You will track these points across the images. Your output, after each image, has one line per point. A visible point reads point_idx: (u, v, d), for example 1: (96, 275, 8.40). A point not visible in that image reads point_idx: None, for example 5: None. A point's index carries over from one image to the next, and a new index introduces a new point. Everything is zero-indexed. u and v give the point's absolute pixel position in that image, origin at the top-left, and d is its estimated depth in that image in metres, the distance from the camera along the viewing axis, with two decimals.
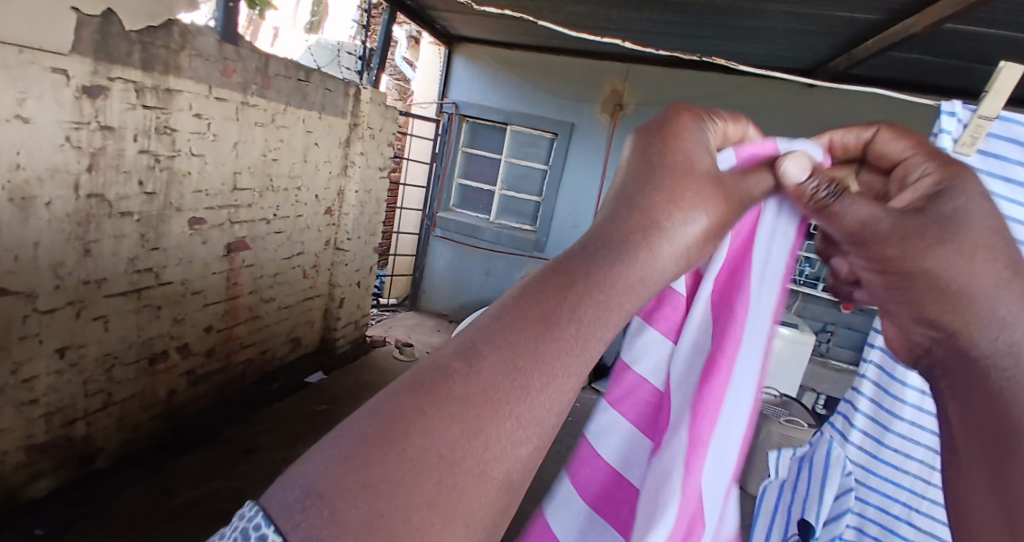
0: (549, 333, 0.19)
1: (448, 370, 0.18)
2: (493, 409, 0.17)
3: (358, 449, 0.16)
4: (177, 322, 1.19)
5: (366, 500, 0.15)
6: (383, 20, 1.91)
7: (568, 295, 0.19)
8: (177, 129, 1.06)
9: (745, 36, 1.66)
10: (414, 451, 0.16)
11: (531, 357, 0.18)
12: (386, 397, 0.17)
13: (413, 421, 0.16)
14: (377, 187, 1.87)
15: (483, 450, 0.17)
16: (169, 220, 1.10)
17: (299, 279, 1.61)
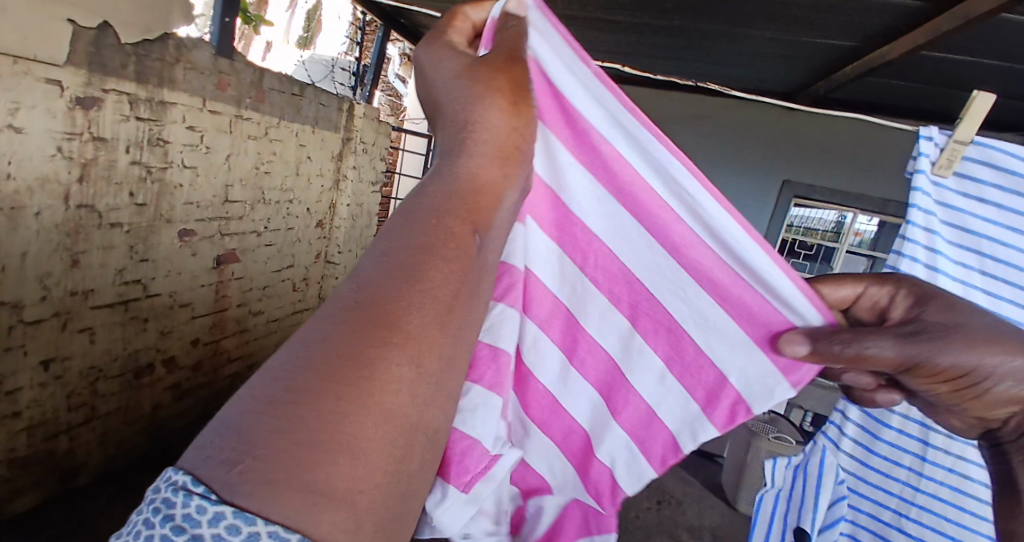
0: (416, 249, 0.25)
1: (349, 299, 0.24)
2: (371, 328, 0.22)
3: (270, 388, 0.21)
4: (163, 334, 1.18)
5: (283, 408, 0.20)
6: (377, 37, 1.94)
7: (422, 245, 0.25)
8: (170, 140, 1.06)
9: (730, 60, 1.71)
10: (318, 359, 0.22)
11: (395, 288, 0.24)
12: (296, 343, 0.23)
13: (317, 341, 0.22)
14: (369, 201, 1.88)
15: (365, 357, 0.22)
16: (159, 232, 1.09)
17: (288, 293, 1.60)
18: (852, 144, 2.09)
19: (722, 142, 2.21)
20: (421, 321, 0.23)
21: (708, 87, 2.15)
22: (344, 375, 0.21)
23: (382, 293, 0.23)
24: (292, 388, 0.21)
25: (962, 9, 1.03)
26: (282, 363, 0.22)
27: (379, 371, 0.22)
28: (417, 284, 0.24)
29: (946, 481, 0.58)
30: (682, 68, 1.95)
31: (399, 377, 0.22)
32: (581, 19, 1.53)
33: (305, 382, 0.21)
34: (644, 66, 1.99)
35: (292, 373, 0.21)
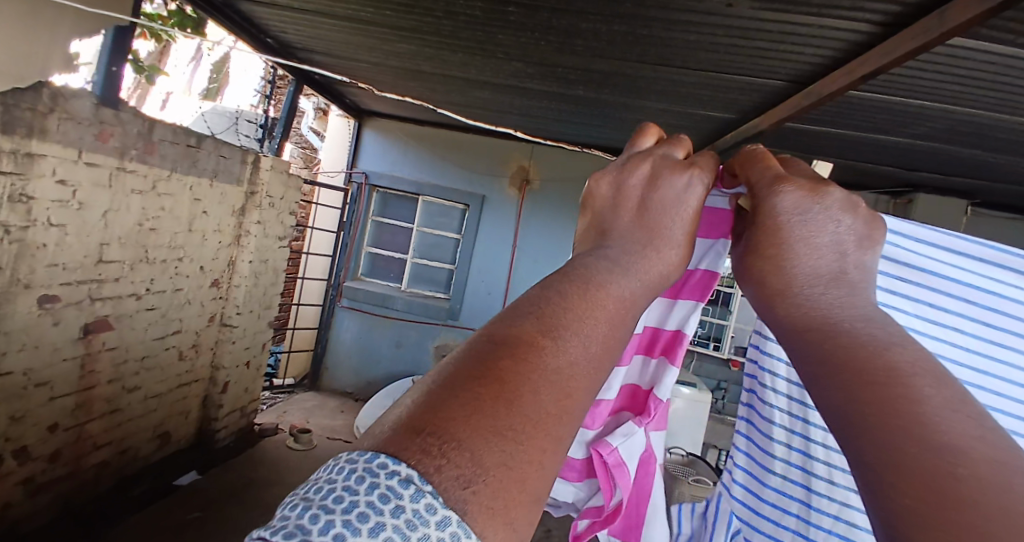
0: (597, 302, 0.27)
1: (538, 333, 0.24)
2: (558, 378, 0.23)
3: (486, 402, 0.21)
4: (13, 421, 1.00)
5: (498, 441, 0.20)
6: (288, 91, 1.90)
7: (592, 298, 0.27)
8: (36, 197, 0.95)
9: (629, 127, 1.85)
10: (532, 405, 0.22)
11: (569, 334, 0.25)
12: (491, 351, 0.23)
13: (526, 381, 0.22)
14: (275, 257, 1.77)
15: (543, 400, 0.23)
16: (15, 300, 0.95)
17: (173, 362, 1.44)
18: None
19: None
20: (586, 380, 0.25)
21: (614, 148, 2.30)
22: (534, 418, 0.22)
23: (555, 325, 0.25)
24: (490, 414, 0.21)
25: (818, 89, 1.20)
26: (461, 377, 0.22)
27: (556, 418, 0.23)
28: (592, 341, 0.26)
29: (834, 534, 0.45)
30: (590, 133, 2.08)
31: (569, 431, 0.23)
32: (494, 84, 1.60)
33: (493, 395, 0.22)
34: (554, 129, 2.11)
35: (486, 394, 0.21)
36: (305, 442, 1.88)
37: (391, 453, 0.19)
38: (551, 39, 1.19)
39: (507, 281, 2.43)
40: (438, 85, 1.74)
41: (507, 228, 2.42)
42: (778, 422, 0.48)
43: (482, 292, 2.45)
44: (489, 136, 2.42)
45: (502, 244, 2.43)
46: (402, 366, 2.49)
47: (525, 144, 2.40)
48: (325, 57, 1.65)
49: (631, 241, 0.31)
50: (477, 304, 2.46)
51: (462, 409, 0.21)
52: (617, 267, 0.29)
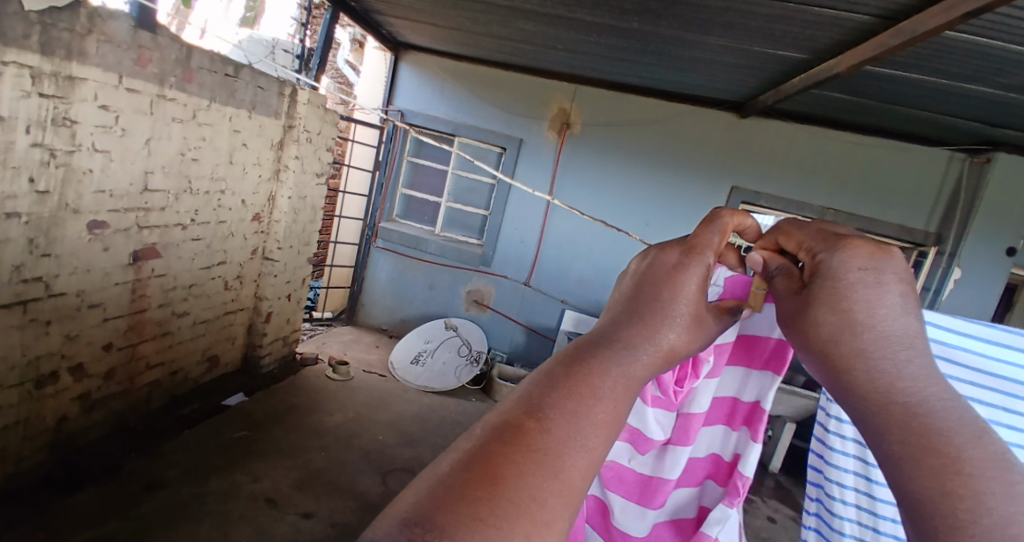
0: (590, 393, 0.28)
1: (527, 426, 0.26)
2: (546, 468, 0.25)
3: (468, 490, 0.23)
4: (69, 339, 1.05)
5: (478, 530, 0.22)
6: (325, 20, 1.84)
7: (586, 380, 0.29)
8: (79, 121, 0.94)
9: (684, 66, 1.72)
10: (515, 492, 0.24)
11: (563, 419, 0.27)
12: (485, 441, 0.25)
13: (509, 468, 0.24)
14: (313, 194, 1.77)
15: (535, 492, 0.24)
16: (64, 223, 0.97)
17: (218, 292, 1.48)
18: (799, 151, 2.15)
19: (675, 146, 2.23)
20: (580, 468, 0.26)
21: (664, 90, 2.16)
22: (524, 511, 0.24)
23: (548, 415, 0.27)
24: (481, 506, 0.23)
25: (909, 26, 1.07)
26: (457, 467, 0.24)
27: (548, 502, 0.24)
28: (588, 434, 0.27)
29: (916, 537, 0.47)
30: (638, 73, 1.94)
31: (562, 519, 0.25)
32: (541, 15, 1.50)
33: (474, 486, 0.23)
34: (600, 68, 1.98)
35: (478, 487, 0.23)
36: (342, 375, 1.95)
37: (377, 533, 0.21)
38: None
39: (543, 228, 2.38)
40: (480, 15, 1.64)
41: (545, 174, 2.35)
42: (847, 486, 0.49)
43: (515, 239, 2.41)
44: (530, 75, 2.30)
45: (537, 191, 2.36)
46: (436, 308, 2.52)
47: (568, 84, 2.28)
48: None
49: (623, 330, 0.32)
50: (511, 250, 2.42)
51: (452, 500, 0.22)
52: (619, 365, 0.30)
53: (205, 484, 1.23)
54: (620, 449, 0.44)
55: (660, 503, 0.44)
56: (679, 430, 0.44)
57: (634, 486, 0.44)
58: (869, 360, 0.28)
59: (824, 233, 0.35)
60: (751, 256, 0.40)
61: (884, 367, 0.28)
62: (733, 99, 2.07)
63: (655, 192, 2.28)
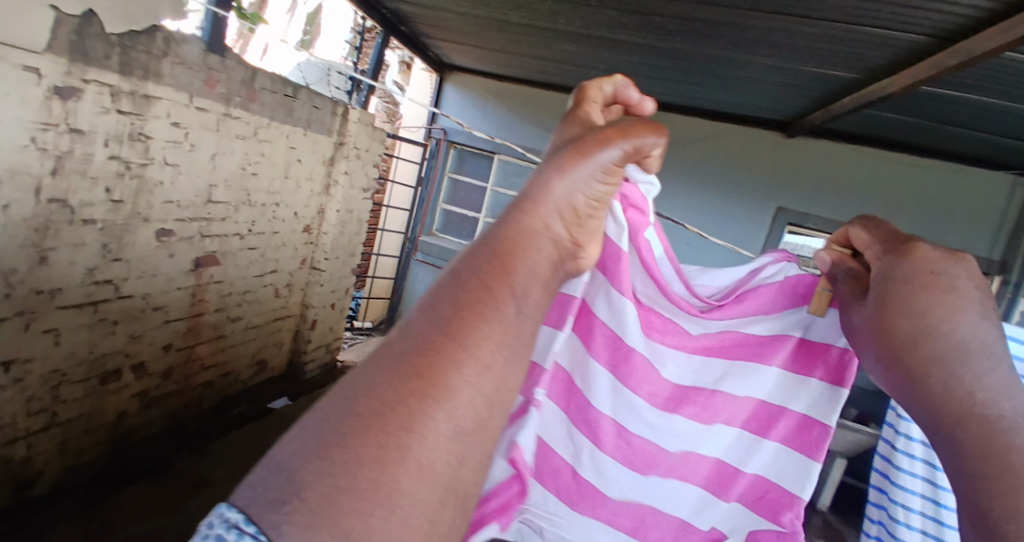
0: (474, 305, 0.29)
1: (400, 359, 0.27)
2: (416, 390, 0.26)
3: (328, 435, 0.25)
4: (133, 339, 1.12)
5: (330, 468, 0.24)
6: (376, 45, 1.94)
7: (474, 295, 0.29)
8: (152, 136, 1.02)
9: (730, 86, 1.71)
10: (380, 418, 0.25)
11: (442, 342, 0.28)
12: (356, 387, 0.27)
13: (376, 402, 0.26)
14: (359, 207, 1.83)
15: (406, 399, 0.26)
16: (135, 231, 1.04)
17: (269, 298, 1.55)
18: (849, 172, 2.08)
19: (719, 166, 2.20)
20: (462, 375, 0.27)
21: (708, 109, 2.14)
22: (389, 430, 0.25)
23: (427, 339, 0.28)
24: (349, 438, 0.25)
25: (967, 45, 1.03)
26: (335, 410, 0.26)
27: (417, 424, 0.26)
28: (465, 335, 0.28)
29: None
30: (683, 92, 1.94)
31: (435, 433, 0.26)
32: (584, 36, 1.52)
33: (341, 424, 0.25)
34: (642, 87, 1.99)
35: (364, 403, 0.26)
36: None
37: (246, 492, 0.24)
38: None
39: None
40: (524, 37, 1.68)
41: None
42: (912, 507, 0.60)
43: None
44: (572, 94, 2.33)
45: None
46: None
47: None
48: (413, 7, 1.64)
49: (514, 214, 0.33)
50: None
51: (324, 439, 0.25)
52: (505, 264, 0.31)
53: None
54: (613, 399, 0.57)
55: (645, 463, 0.57)
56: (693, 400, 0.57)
57: (627, 439, 0.57)
58: (938, 363, 0.32)
59: (905, 239, 0.39)
60: (820, 257, 0.48)
61: (953, 372, 0.32)
62: (780, 118, 2.03)
63: (697, 211, 2.23)
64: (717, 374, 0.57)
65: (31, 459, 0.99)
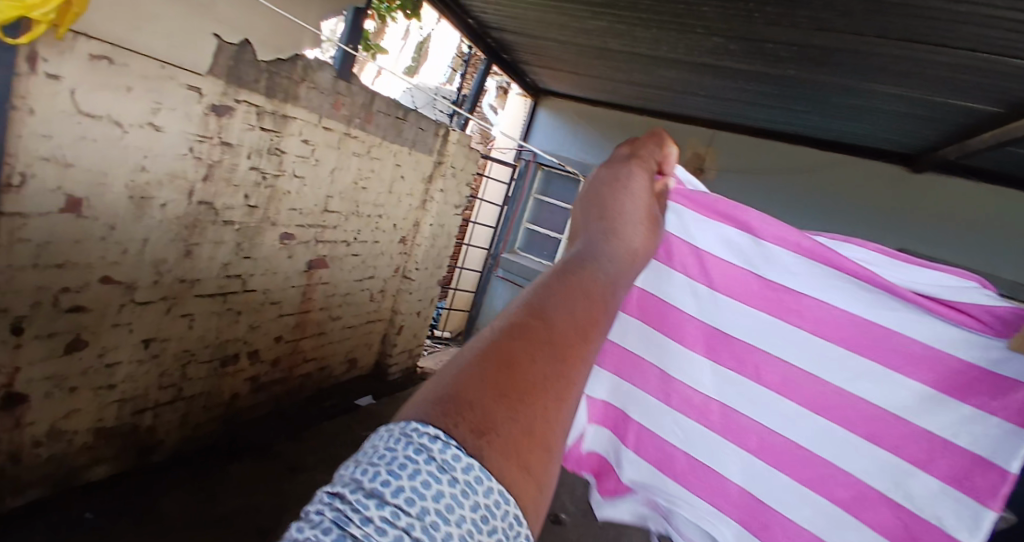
0: (588, 283, 0.30)
1: (537, 317, 0.27)
2: (559, 351, 0.26)
3: (490, 374, 0.23)
4: (252, 328, 1.26)
5: (505, 407, 0.23)
6: (479, 72, 2.07)
7: (584, 274, 0.30)
8: (286, 151, 1.15)
9: (846, 115, 1.62)
10: (535, 370, 0.24)
11: (571, 307, 0.28)
12: (498, 335, 0.25)
13: (527, 354, 0.25)
14: (450, 222, 1.93)
15: (542, 385, 0.24)
16: (263, 233, 1.18)
17: (365, 302, 1.67)
18: (983, 212, 1.87)
19: (825, 198, 2.07)
20: (587, 344, 0.28)
21: (818, 138, 2.03)
22: (544, 383, 0.24)
23: (555, 304, 0.28)
24: (505, 382, 0.23)
25: None
26: (476, 355, 0.24)
27: (563, 380, 0.25)
28: (586, 322, 0.28)
29: None
30: (790, 119, 1.86)
31: (575, 394, 0.26)
32: (686, 63, 1.52)
33: (496, 369, 0.23)
34: (745, 114, 1.94)
35: (496, 382, 0.23)
36: None
37: (414, 417, 0.22)
38: (767, 12, 1.09)
39: None
40: (624, 64, 1.70)
41: None
42: None
43: None
44: (667, 119, 2.31)
45: None
46: None
47: (705, 129, 2.26)
48: (517, 35, 1.72)
49: (603, 229, 0.35)
50: None
51: (480, 380, 0.23)
52: (607, 259, 0.33)
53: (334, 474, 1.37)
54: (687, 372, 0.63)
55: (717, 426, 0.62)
56: (798, 388, 0.58)
57: (699, 410, 0.63)
58: None
59: None
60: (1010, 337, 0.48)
61: None
62: (902, 150, 1.88)
63: None
64: (836, 366, 0.57)
65: (156, 426, 1.13)
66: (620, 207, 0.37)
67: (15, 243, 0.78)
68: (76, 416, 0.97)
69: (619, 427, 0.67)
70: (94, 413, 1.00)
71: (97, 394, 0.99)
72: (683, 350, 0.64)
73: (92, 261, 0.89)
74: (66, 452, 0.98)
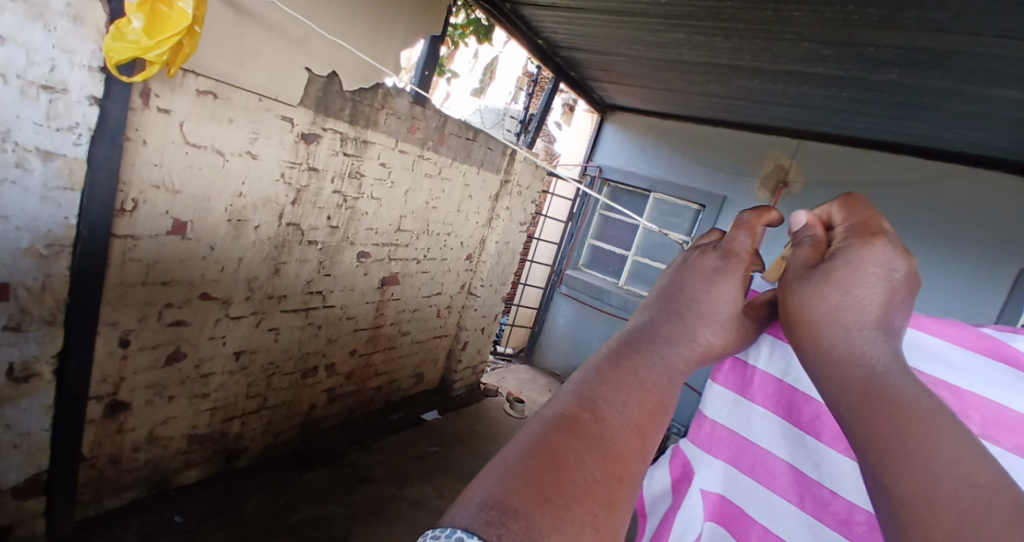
0: (632, 383, 0.31)
1: (581, 419, 0.28)
2: (600, 458, 0.27)
3: (533, 480, 0.25)
4: (330, 342, 1.32)
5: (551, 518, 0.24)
6: (547, 90, 2.09)
7: (629, 375, 0.31)
8: (365, 174, 1.21)
9: (954, 121, 1.48)
10: (580, 480, 0.26)
11: (612, 410, 0.29)
12: (541, 433, 0.27)
13: (570, 459, 0.26)
14: (515, 239, 1.94)
15: (590, 491, 0.26)
16: (343, 252, 1.24)
17: (433, 318, 1.70)
18: None
19: (928, 213, 1.90)
20: (631, 449, 0.29)
21: (919, 147, 1.86)
22: (586, 493, 0.26)
23: (597, 405, 0.29)
24: (551, 490, 0.25)
25: None
26: (522, 455, 0.26)
27: (604, 489, 0.26)
28: (631, 437, 0.29)
29: None
30: (885, 127, 1.74)
31: (620, 506, 0.27)
32: (769, 71, 1.46)
33: (539, 474, 0.25)
34: (834, 122, 1.82)
35: (545, 486, 0.25)
36: (519, 411, 2.05)
37: (457, 520, 0.23)
38: (866, 14, 1.02)
39: None
40: (699, 75, 1.66)
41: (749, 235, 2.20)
42: None
43: None
44: (744, 131, 2.22)
45: None
46: None
47: (790, 140, 2.14)
48: (587, 53, 1.73)
49: (662, 320, 0.35)
50: None
51: (525, 484, 0.25)
52: (660, 358, 0.33)
53: (402, 488, 1.39)
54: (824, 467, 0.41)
55: None
56: None
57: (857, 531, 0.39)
58: None
59: None
60: None
61: None
62: (1021, 159, 1.69)
63: None
64: None
65: (242, 433, 1.21)
66: (704, 304, 0.35)
67: (129, 262, 0.86)
68: (172, 423, 1.05)
69: (739, 531, 0.43)
70: (188, 420, 1.08)
71: (192, 402, 1.07)
72: (818, 449, 0.42)
73: (193, 279, 0.97)
74: (163, 455, 1.07)
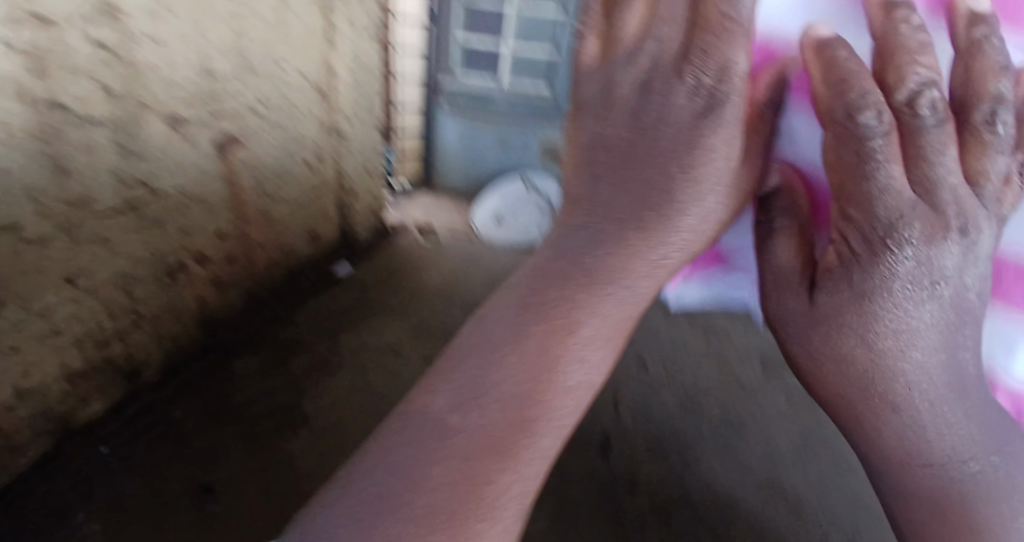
0: (447, 417, 0.52)
1: (414, 411, 0.54)
2: (421, 449, 0.51)
3: (377, 466, 0.51)
4: (184, 233, 1.19)
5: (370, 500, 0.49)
6: None
7: (450, 417, 0.52)
8: (124, 8, 0.84)
9: None
10: (396, 470, 0.50)
11: (431, 417, 0.53)
12: (387, 430, 0.54)
13: (396, 457, 0.51)
14: (372, 56, 1.53)
15: (402, 479, 0.49)
16: (145, 123, 0.98)
17: (303, 173, 1.46)
18: None
19: None
20: (451, 439, 0.51)
21: None
22: (398, 499, 0.48)
23: (415, 439, 0.52)
24: (384, 456, 0.52)
25: None
26: (378, 438, 0.54)
27: (424, 410, 0.53)
28: (427, 493, 0.48)
29: None
30: None
31: (421, 495, 0.48)
32: None
33: (382, 463, 0.51)
34: None
35: (384, 473, 0.50)
36: (434, 243, 1.85)
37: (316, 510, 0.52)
38: None
39: None
40: None
41: None
42: None
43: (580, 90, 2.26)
44: None
45: None
46: (506, 163, 2.53)
47: None
48: None
49: (489, 358, 0.55)
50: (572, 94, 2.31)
51: (365, 477, 0.51)
52: (466, 421, 0.52)
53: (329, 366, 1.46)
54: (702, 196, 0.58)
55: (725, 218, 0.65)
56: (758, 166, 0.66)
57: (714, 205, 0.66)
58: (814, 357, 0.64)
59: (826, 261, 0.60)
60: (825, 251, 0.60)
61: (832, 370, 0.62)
62: None
63: None
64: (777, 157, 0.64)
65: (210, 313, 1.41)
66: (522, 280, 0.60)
67: None
68: (34, 369, 1.06)
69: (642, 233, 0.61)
70: (56, 354, 1.09)
71: (48, 342, 1.05)
72: None
73: None
74: (46, 395, 1.13)
